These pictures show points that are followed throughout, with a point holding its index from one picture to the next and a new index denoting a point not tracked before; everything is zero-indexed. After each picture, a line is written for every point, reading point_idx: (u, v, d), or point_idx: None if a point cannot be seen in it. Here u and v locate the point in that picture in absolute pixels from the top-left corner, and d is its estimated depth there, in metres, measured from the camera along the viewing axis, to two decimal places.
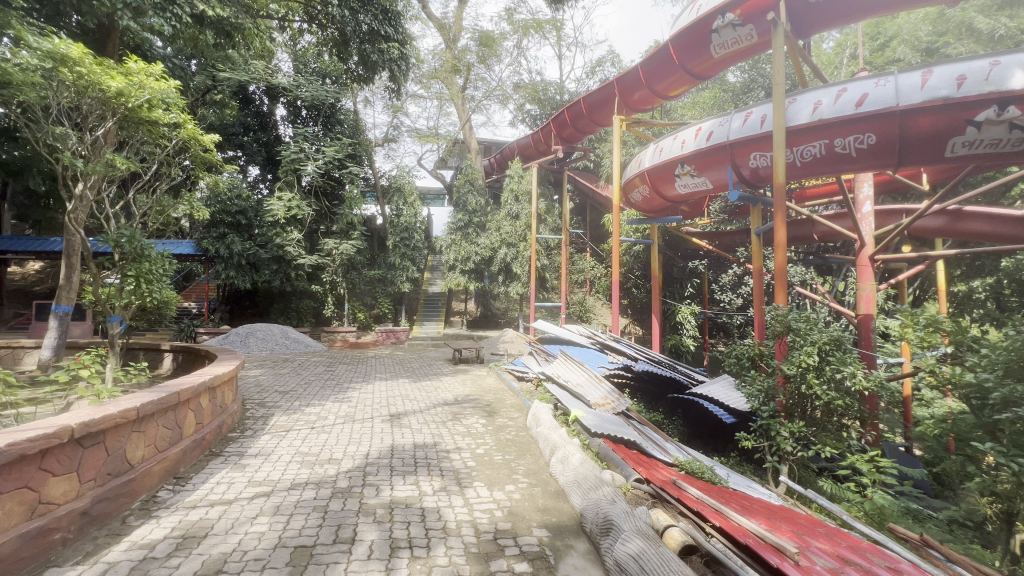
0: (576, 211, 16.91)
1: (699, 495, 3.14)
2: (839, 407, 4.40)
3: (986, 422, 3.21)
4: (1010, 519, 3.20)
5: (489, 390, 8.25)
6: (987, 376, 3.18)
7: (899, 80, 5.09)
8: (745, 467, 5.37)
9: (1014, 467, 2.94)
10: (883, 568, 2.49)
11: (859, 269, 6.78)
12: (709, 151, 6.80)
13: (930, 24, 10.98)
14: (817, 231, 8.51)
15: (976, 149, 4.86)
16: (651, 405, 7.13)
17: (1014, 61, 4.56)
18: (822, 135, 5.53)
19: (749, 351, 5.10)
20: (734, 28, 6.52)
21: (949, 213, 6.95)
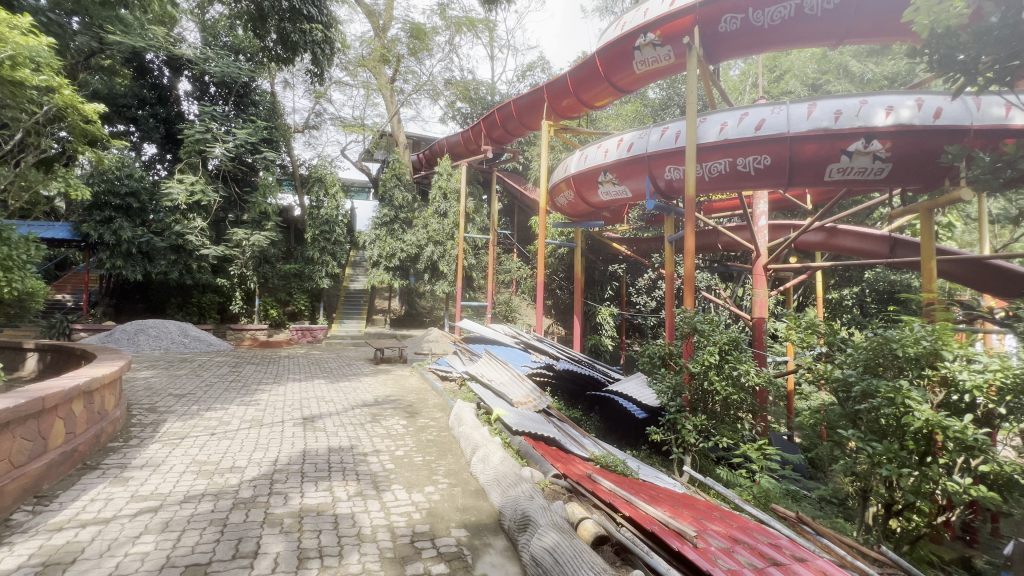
0: (504, 212, 17.06)
1: (612, 487, 3.30)
2: (735, 401, 4.85)
3: (849, 412, 3.70)
4: (866, 495, 3.72)
5: (411, 390, 8.06)
6: (852, 371, 3.67)
7: (790, 110, 5.72)
8: (654, 459, 5.74)
9: (869, 450, 3.43)
10: (766, 545, 2.78)
11: (755, 276, 7.51)
12: (629, 162, 7.18)
13: (816, 64, 12.48)
14: (721, 241, 9.33)
15: (848, 175, 5.58)
16: (571, 402, 7.37)
17: (878, 102, 5.31)
18: (727, 154, 6.06)
19: (660, 350, 5.48)
20: (654, 47, 6.96)
21: (826, 230, 7.91)
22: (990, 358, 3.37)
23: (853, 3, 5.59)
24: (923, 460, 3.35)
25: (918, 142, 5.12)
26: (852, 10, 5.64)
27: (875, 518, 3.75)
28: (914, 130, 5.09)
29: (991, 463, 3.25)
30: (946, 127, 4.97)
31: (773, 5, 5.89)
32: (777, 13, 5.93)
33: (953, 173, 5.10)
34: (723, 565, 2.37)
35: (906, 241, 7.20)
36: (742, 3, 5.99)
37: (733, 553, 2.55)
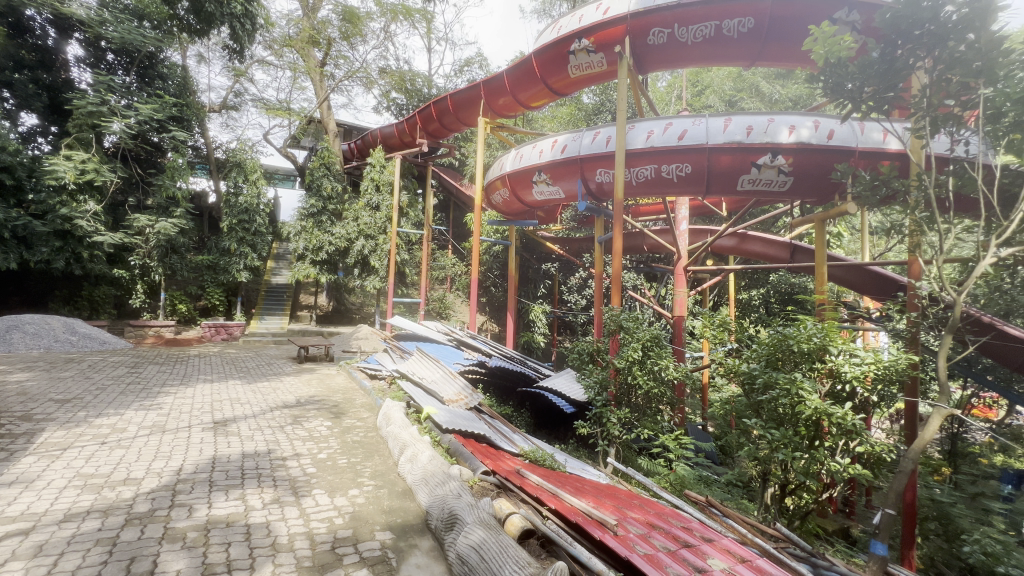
0: (439, 207, 16.80)
1: (539, 481, 3.36)
2: (656, 394, 5.15)
3: (753, 402, 4.05)
4: (766, 477, 4.10)
5: (337, 390, 7.71)
6: (756, 365, 4.02)
7: (709, 122, 6.14)
8: (581, 452, 5.95)
9: (768, 436, 3.79)
10: (679, 529, 2.96)
11: (676, 277, 8.00)
12: (563, 163, 7.35)
13: (731, 82, 13.54)
14: (647, 243, 9.86)
15: (757, 187, 6.09)
16: (502, 399, 7.45)
17: (783, 121, 5.85)
18: (653, 160, 6.38)
19: (589, 347, 5.68)
20: (588, 53, 7.18)
21: (738, 236, 8.59)
22: (867, 353, 3.84)
23: (766, 28, 6.06)
24: (812, 444, 3.75)
25: (815, 159, 5.71)
26: (765, 35, 6.12)
27: (772, 498, 4.15)
28: (811, 149, 5.67)
29: (865, 444, 3.70)
30: (838, 147, 5.59)
31: (697, 24, 6.24)
32: (700, 31, 6.29)
33: (841, 188, 5.75)
34: (640, 551, 2.50)
35: (804, 248, 7.99)
36: (668, 18, 6.34)
37: (650, 538, 2.69)
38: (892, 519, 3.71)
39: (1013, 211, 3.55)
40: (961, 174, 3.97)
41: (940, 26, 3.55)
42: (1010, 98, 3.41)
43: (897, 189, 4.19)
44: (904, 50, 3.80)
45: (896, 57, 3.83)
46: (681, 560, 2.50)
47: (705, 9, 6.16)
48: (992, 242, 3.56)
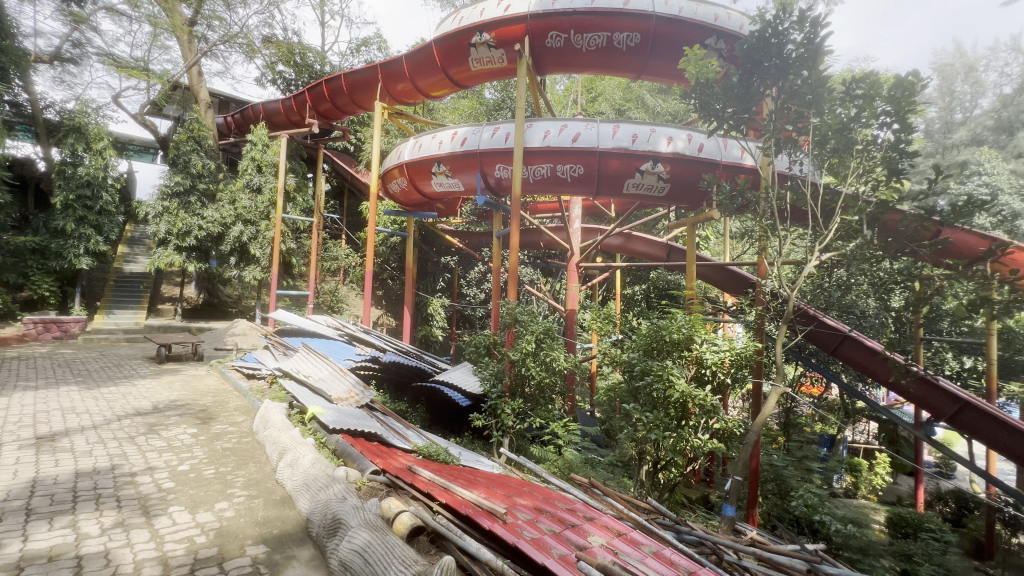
0: (331, 194, 15.71)
1: (431, 477, 3.31)
2: (547, 384, 5.40)
3: (632, 389, 4.42)
4: (641, 455, 4.51)
5: (205, 393, 6.84)
6: (635, 354, 4.39)
7: (600, 127, 6.52)
8: (475, 444, 6.01)
9: (643, 419, 4.17)
10: (564, 511, 3.10)
11: (569, 273, 8.40)
12: (462, 156, 7.29)
13: (621, 92, 14.56)
14: (543, 239, 10.23)
15: (640, 191, 6.62)
16: (397, 395, 7.25)
17: (663, 132, 6.41)
18: (548, 160, 6.63)
19: (486, 340, 5.75)
20: (489, 48, 7.19)
21: (623, 236, 9.27)
22: (725, 342, 4.40)
23: (650, 45, 6.59)
24: (680, 424, 4.20)
25: (688, 169, 6.36)
26: (649, 51, 6.65)
27: (647, 474, 4.58)
28: (685, 159, 6.30)
29: (721, 421, 4.23)
30: (706, 159, 6.28)
31: (591, 32, 6.59)
32: (593, 40, 6.64)
33: (709, 197, 6.48)
34: (527, 536, 2.58)
35: (678, 248, 8.88)
36: (566, 23, 6.60)
37: (536, 523, 2.79)
38: (740, 484, 4.30)
39: (831, 222, 4.29)
40: (796, 189, 4.69)
41: (783, 61, 4.20)
42: (831, 128, 4.13)
43: (750, 199, 4.83)
44: (757, 79, 4.38)
45: (751, 84, 4.40)
46: (565, 541, 2.63)
47: (598, 20, 6.51)
48: (817, 247, 4.27)
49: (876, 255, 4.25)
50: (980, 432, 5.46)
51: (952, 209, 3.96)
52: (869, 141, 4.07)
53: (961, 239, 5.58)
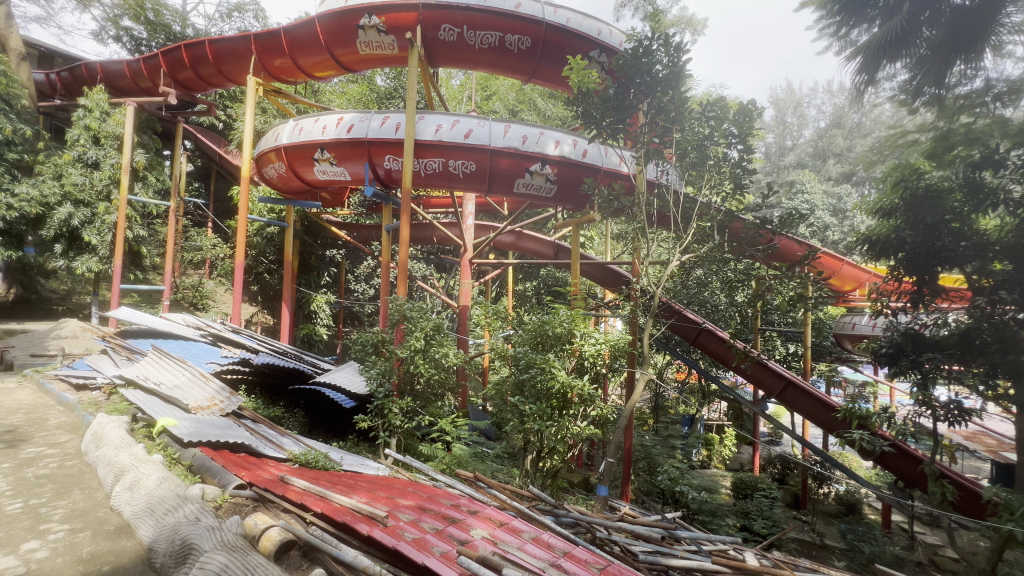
0: (193, 176, 13.78)
1: (306, 485, 3.08)
2: (437, 381, 5.35)
3: (518, 383, 4.56)
4: (526, 444, 4.67)
5: (14, 410, 5.57)
6: (523, 348, 4.54)
7: (491, 126, 6.61)
8: (360, 446, 5.74)
9: (527, 410, 4.35)
10: (449, 508, 3.08)
11: (462, 269, 8.42)
12: (348, 143, 6.87)
13: (514, 93, 14.90)
14: (436, 235, 10.09)
15: (529, 191, 6.84)
16: (271, 400, 6.63)
17: (551, 135, 6.69)
18: (440, 154, 6.57)
19: (373, 337, 5.52)
20: (378, 32, 6.87)
21: (514, 233, 9.52)
22: (601, 334, 4.76)
23: (540, 51, 6.84)
24: (562, 413, 4.44)
25: (572, 172, 6.71)
26: (539, 56, 6.90)
27: (532, 463, 4.77)
28: (571, 163, 6.65)
29: (598, 409, 4.56)
30: (588, 164, 6.67)
31: (483, 31, 6.64)
32: (486, 38, 6.71)
33: (590, 200, 6.90)
34: (408, 537, 2.52)
35: (565, 248, 9.32)
36: (458, 18, 6.55)
37: (419, 523, 2.74)
38: (613, 465, 4.68)
39: (689, 227, 4.88)
40: (663, 197, 5.22)
41: (653, 78, 4.61)
42: (690, 144, 4.66)
43: (625, 204, 5.23)
44: (631, 92, 4.75)
45: (626, 97, 4.75)
46: (447, 538, 2.62)
47: (491, 19, 6.58)
48: (678, 249, 4.82)
49: (724, 257, 4.91)
50: (799, 406, 6.61)
51: (780, 220, 4.72)
52: (720, 158, 4.67)
53: (787, 245, 6.69)
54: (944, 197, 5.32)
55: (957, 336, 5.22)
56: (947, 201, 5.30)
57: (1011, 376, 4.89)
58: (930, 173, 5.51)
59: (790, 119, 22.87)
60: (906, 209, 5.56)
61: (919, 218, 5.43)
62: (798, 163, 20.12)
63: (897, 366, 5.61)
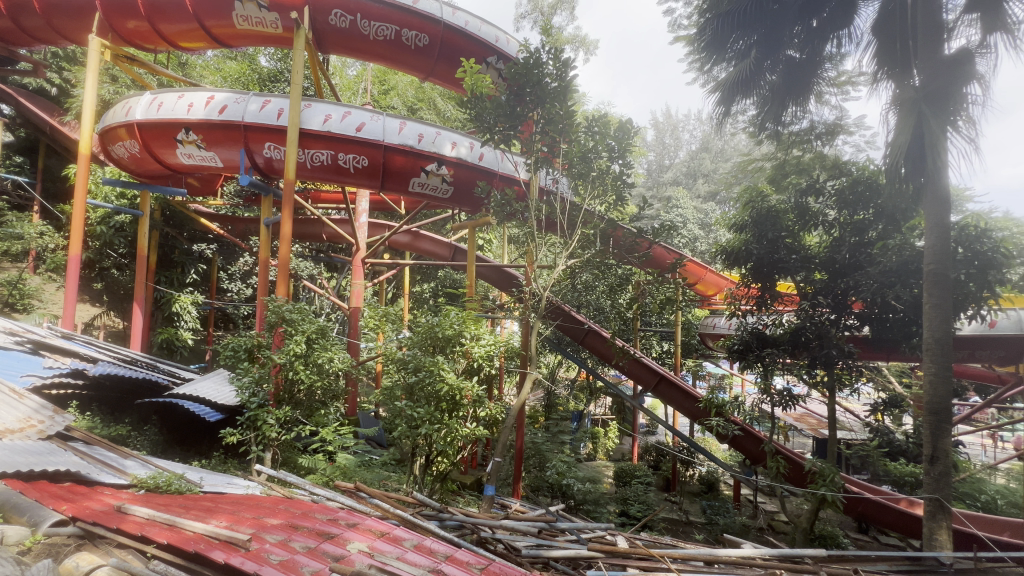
0: (11, 148, 11.30)
1: (149, 515, 2.66)
2: (319, 388, 4.99)
3: (407, 386, 4.44)
4: (414, 450, 4.57)
5: None
6: (412, 351, 4.44)
7: (386, 121, 6.38)
8: (229, 464, 5.16)
9: (414, 414, 4.24)
10: (324, 523, 2.87)
11: (354, 269, 8.03)
12: (219, 126, 6.14)
13: (414, 89, 14.56)
14: (326, 232, 9.43)
15: (425, 191, 6.73)
16: (114, 417, 5.70)
17: (448, 136, 6.65)
18: (328, 146, 6.19)
19: (247, 342, 4.96)
20: (258, 7, 6.31)
21: (411, 233, 9.27)
22: (490, 336, 4.82)
23: (438, 50, 6.76)
24: (451, 415, 4.44)
25: (469, 175, 6.71)
26: (436, 55, 6.81)
27: (421, 468, 4.66)
28: (467, 165, 6.63)
29: (487, 409, 4.62)
30: (485, 168, 6.71)
31: (378, 22, 6.39)
32: (381, 30, 6.47)
33: (486, 203, 6.95)
34: (273, 560, 2.31)
35: (462, 250, 9.32)
36: (351, 5, 6.23)
37: (288, 542, 2.53)
38: (500, 465, 4.74)
39: (575, 233, 5.21)
40: (552, 204, 5.49)
41: (545, 90, 4.78)
42: (574, 155, 4.95)
43: (517, 209, 5.36)
44: (522, 101, 4.90)
45: (518, 105, 4.90)
46: (319, 556, 2.45)
47: (387, 11, 6.38)
48: (565, 254, 5.11)
49: (607, 261, 5.29)
50: (670, 399, 7.34)
51: (655, 231, 5.19)
52: (603, 170, 5.00)
53: (660, 253, 7.43)
54: (781, 217, 6.32)
55: (788, 333, 6.19)
56: (782, 220, 6.29)
57: (826, 366, 5.94)
58: (770, 196, 6.50)
59: (669, 140, 25.44)
60: (753, 226, 6.48)
61: (763, 234, 6.35)
62: (674, 180, 22.45)
63: (746, 360, 6.49)
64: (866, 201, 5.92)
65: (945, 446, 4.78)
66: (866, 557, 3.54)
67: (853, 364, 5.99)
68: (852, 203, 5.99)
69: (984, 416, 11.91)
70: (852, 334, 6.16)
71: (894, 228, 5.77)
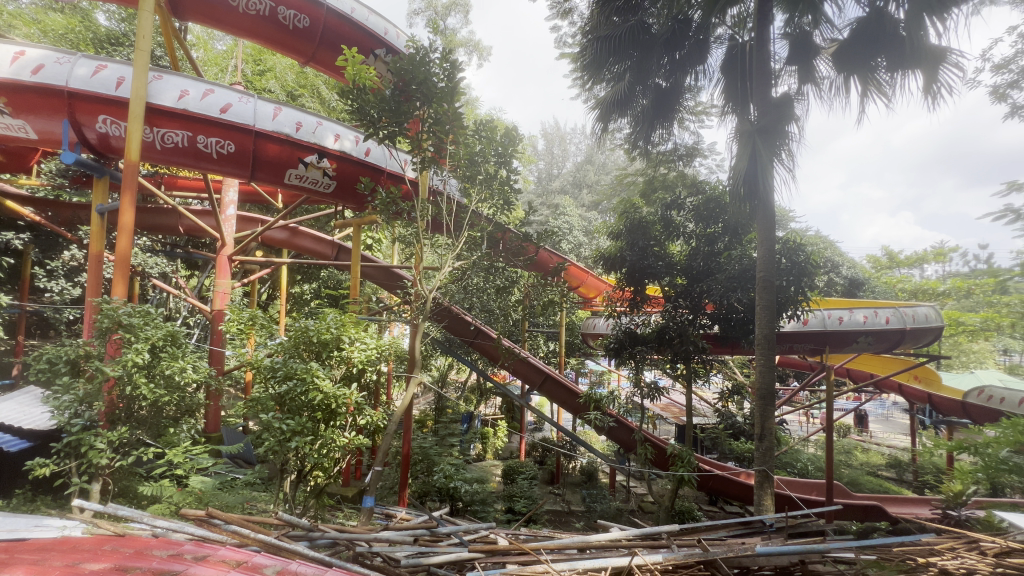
0: None
1: None
2: (166, 403, 4.30)
3: (276, 396, 4.05)
4: (282, 465, 4.16)
5: None
6: (279, 358, 4.02)
7: (257, 104, 5.77)
8: (41, 502, 4.24)
9: (283, 426, 3.86)
10: (164, 560, 2.47)
11: (219, 267, 7.18)
12: (32, 89, 5.00)
13: (294, 74, 13.43)
14: (183, 224, 8.21)
15: (303, 184, 6.21)
16: None
17: (330, 128, 6.23)
18: (184, 126, 5.40)
19: (69, 352, 4.11)
20: None
21: (288, 230, 8.51)
22: (372, 339, 4.60)
23: (319, 35, 6.31)
24: (327, 424, 4.15)
25: (353, 170, 6.35)
26: (319, 40, 6.37)
27: (291, 485, 4.26)
28: (351, 160, 6.27)
29: (367, 417, 4.40)
30: (371, 164, 6.42)
31: None
32: (254, 4, 5.86)
33: (371, 200, 6.64)
34: None
35: (347, 248, 8.81)
36: None
37: None
38: (381, 474, 4.51)
39: (462, 235, 5.22)
40: (439, 204, 5.43)
41: (431, 88, 4.65)
42: (461, 157, 4.97)
43: (403, 208, 5.22)
44: (408, 98, 4.75)
45: (403, 101, 4.73)
46: None
47: None
48: (450, 256, 5.10)
49: (494, 264, 5.40)
50: (555, 396, 7.70)
51: (538, 236, 5.43)
52: (490, 174, 5.08)
53: (546, 257, 7.80)
54: (649, 228, 7.01)
55: (655, 332, 6.88)
56: (651, 231, 6.98)
57: (684, 361, 6.71)
58: (642, 209, 7.17)
59: (557, 150, 26.90)
60: (626, 234, 7.11)
61: (635, 242, 7.00)
62: (561, 189, 23.85)
63: (620, 357, 7.10)
64: (716, 216, 6.86)
65: (771, 425, 5.70)
66: (711, 526, 4.03)
67: (706, 358, 6.83)
68: (706, 218, 6.90)
69: (800, 398, 14.48)
70: (706, 332, 7.03)
71: (736, 240, 6.72)
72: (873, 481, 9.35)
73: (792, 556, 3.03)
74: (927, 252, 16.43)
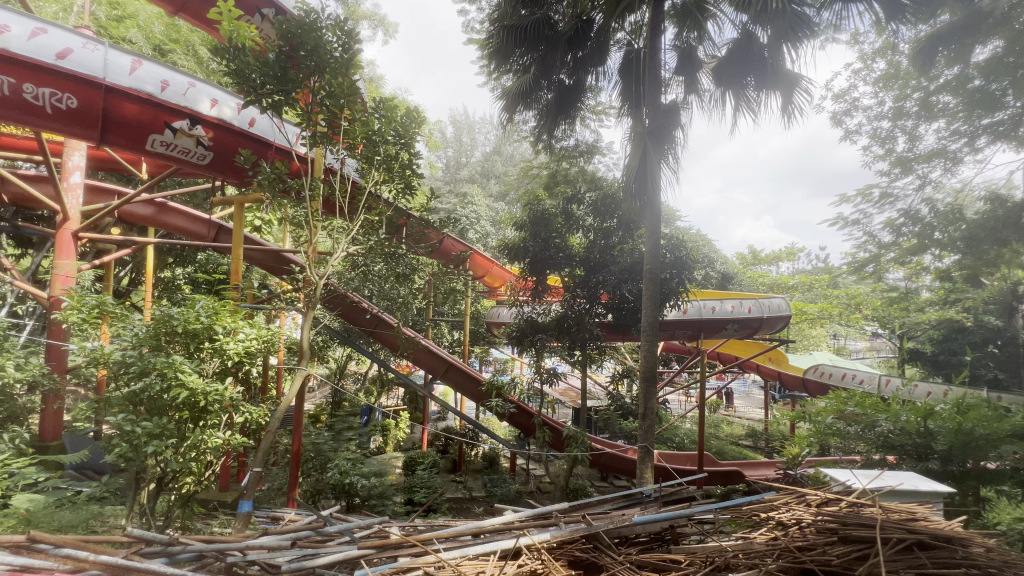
0: None
1: None
2: None
3: (130, 395, 3.52)
4: (138, 473, 3.64)
5: None
6: (133, 352, 3.49)
7: (108, 54, 4.86)
8: None
9: (139, 429, 3.38)
10: None
11: (59, 245, 6.04)
12: None
13: (163, 26, 11.67)
14: (7, 192, 6.75)
15: (170, 152, 5.42)
16: None
17: (204, 90, 5.49)
18: (4, 70, 4.32)
19: None
20: None
21: (155, 205, 7.41)
22: (251, 328, 4.15)
23: None
24: (195, 424, 3.71)
25: (232, 140, 5.68)
26: None
27: (152, 494, 3.76)
28: (230, 129, 5.60)
29: (244, 413, 4.00)
30: (255, 135, 5.80)
31: None
32: None
33: (254, 175, 6.01)
34: None
35: (228, 229, 7.88)
36: None
37: None
38: (260, 475, 4.13)
39: (358, 218, 4.93)
40: (333, 184, 5.07)
41: (324, 59, 4.32)
42: (358, 135, 4.68)
43: (291, 185, 4.80)
44: (296, 65, 4.34)
45: (291, 68, 4.31)
46: None
47: None
48: (345, 239, 4.80)
49: (394, 250, 5.19)
50: (457, 384, 7.69)
51: (441, 222, 5.32)
52: (390, 155, 4.84)
53: (451, 245, 7.69)
54: (551, 220, 7.24)
55: (554, 320, 7.16)
56: (553, 223, 7.21)
57: (580, 347, 7.07)
58: (544, 201, 7.37)
59: (466, 138, 26.72)
60: (529, 225, 7.27)
61: (537, 233, 7.19)
62: (470, 178, 23.82)
63: (522, 344, 7.29)
64: (612, 211, 7.24)
65: (653, 405, 6.22)
66: (598, 501, 4.32)
67: (600, 345, 7.26)
68: (603, 213, 7.27)
69: (681, 380, 16.11)
70: (600, 321, 7.47)
71: (627, 234, 7.20)
72: (735, 450, 10.72)
73: (663, 522, 3.34)
74: (782, 251, 19.14)
